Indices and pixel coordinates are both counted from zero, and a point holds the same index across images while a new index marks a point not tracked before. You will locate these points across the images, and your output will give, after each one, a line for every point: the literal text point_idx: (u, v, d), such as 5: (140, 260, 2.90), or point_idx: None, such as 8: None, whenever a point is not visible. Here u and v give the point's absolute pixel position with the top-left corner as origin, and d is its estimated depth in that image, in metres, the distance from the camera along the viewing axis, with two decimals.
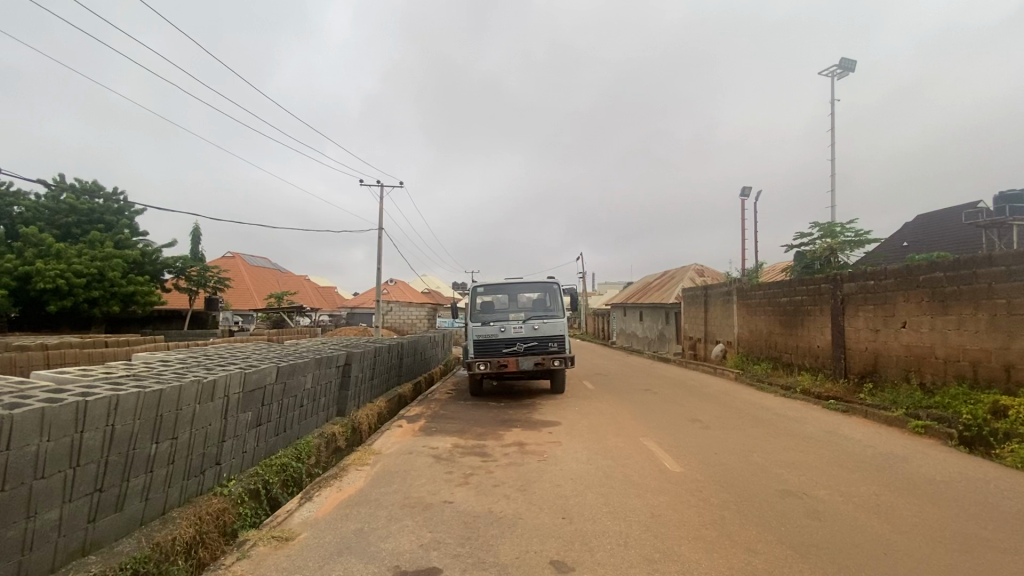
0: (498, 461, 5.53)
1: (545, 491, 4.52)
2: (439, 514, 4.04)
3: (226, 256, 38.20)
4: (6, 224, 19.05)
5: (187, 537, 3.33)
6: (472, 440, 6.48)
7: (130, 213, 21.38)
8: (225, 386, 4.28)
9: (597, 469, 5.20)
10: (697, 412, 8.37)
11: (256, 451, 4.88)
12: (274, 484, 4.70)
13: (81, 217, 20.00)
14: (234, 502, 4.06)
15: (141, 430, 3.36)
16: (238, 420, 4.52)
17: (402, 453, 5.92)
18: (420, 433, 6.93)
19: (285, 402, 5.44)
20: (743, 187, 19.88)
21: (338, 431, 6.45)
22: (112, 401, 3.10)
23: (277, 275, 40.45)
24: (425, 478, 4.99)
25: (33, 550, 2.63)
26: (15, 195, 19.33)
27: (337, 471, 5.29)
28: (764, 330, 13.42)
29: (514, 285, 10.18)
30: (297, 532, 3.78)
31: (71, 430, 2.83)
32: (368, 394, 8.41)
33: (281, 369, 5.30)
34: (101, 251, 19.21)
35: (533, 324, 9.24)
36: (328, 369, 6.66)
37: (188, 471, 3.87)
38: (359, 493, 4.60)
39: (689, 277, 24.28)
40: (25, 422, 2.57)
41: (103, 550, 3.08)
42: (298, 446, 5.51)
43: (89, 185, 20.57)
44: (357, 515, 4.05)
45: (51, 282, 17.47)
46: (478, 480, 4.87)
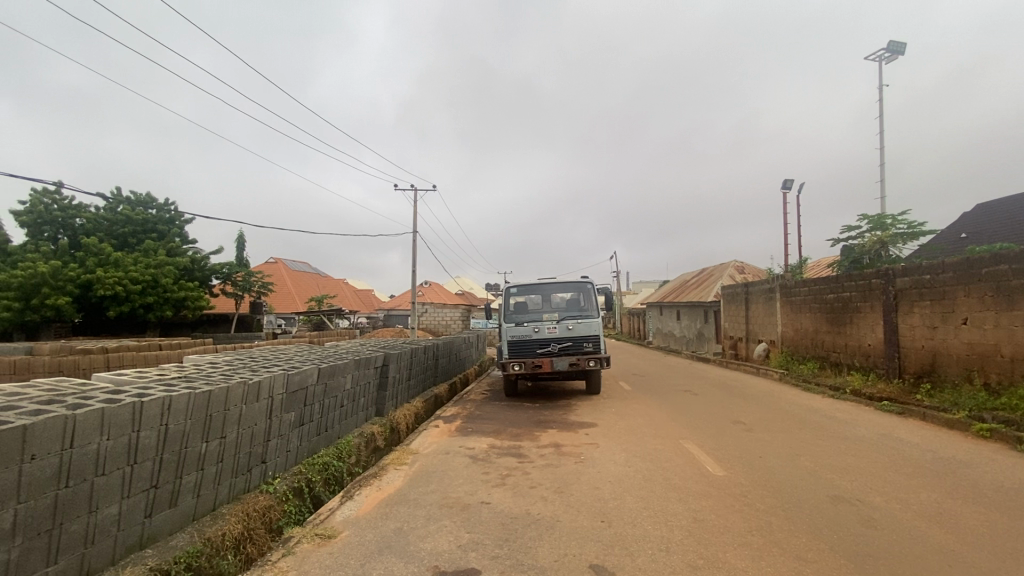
0: (535, 462, 5.51)
1: (584, 494, 4.47)
2: (476, 514, 4.05)
3: (269, 262, 39.72)
4: (68, 235, 20.32)
5: (236, 533, 3.46)
6: (508, 440, 6.48)
7: (180, 222, 22.52)
8: (270, 386, 4.42)
9: (636, 471, 5.10)
10: (739, 413, 8.11)
11: (299, 450, 5.03)
12: (317, 482, 4.83)
13: (136, 227, 21.18)
14: (279, 499, 4.20)
15: (193, 430, 3.50)
16: (282, 420, 4.66)
17: (439, 453, 5.97)
18: (456, 433, 6.99)
19: (326, 403, 5.57)
20: (785, 180, 19.15)
21: (377, 431, 6.57)
22: (165, 402, 3.24)
23: (316, 279, 41.67)
24: (462, 478, 5.01)
25: (95, 543, 2.78)
26: (76, 207, 20.56)
27: (377, 471, 5.38)
28: (809, 328, 12.88)
29: (547, 285, 10.13)
30: (339, 530, 3.85)
31: (128, 429, 2.97)
32: (405, 394, 8.55)
33: (323, 370, 5.44)
34: (154, 259, 20.25)
35: (567, 325, 9.16)
36: (367, 369, 6.80)
37: (235, 469, 4.01)
38: (398, 493, 4.66)
39: (728, 274, 23.59)
40: (87, 422, 2.72)
41: (159, 543, 3.23)
42: (339, 446, 5.64)
43: (143, 197, 21.76)
44: (397, 515, 4.10)
45: (110, 289, 18.57)
46: (515, 481, 4.86)
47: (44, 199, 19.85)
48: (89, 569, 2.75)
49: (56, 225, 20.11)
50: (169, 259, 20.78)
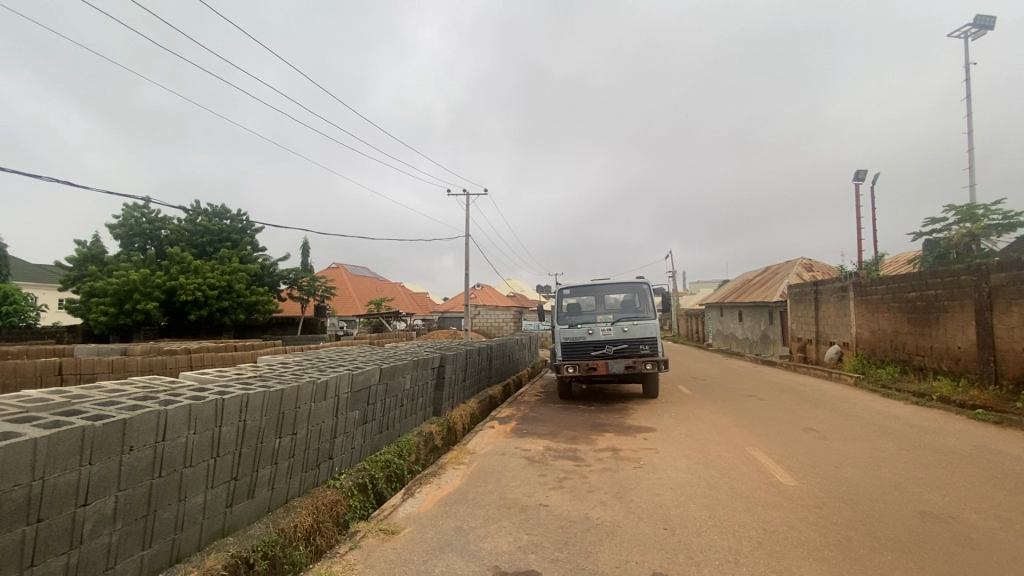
0: (592, 465, 5.43)
1: (644, 500, 4.35)
2: (535, 516, 4.04)
3: (332, 267, 41.65)
4: (155, 246, 22.16)
5: (306, 525, 3.65)
6: (564, 443, 6.44)
7: (251, 231, 24.02)
8: (336, 385, 4.62)
9: (699, 479, 4.91)
10: (811, 420, 7.64)
11: (363, 447, 5.22)
12: (380, 479, 4.99)
13: (213, 237, 22.81)
14: (346, 494, 4.38)
15: (268, 427, 3.72)
16: (347, 418, 4.86)
17: (496, 454, 6.02)
18: (512, 435, 7.02)
19: (387, 402, 5.76)
20: (858, 171, 17.92)
21: (435, 430, 6.70)
22: (243, 399, 3.45)
23: (374, 283, 43.24)
24: (520, 480, 5.02)
25: (183, 529, 3.01)
26: (161, 219, 22.40)
27: (436, 469, 5.49)
28: (888, 329, 11.94)
29: (601, 286, 9.98)
30: (402, 526, 3.97)
31: (212, 424, 3.20)
32: (461, 395, 8.69)
33: (384, 370, 5.62)
34: (229, 266, 21.73)
35: (622, 327, 8.97)
36: (424, 370, 6.96)
37: (305, 464, 4.22)
38: (457, 492, 4.74)
39: (795, 272, 22.34)
40: (176, 417, 2.94)
41: (239, 532, 3.45)
42: (400, 444, 5.81)
43: (218, 209, 23.37)
44: (456, 514, 4.16)
45: (191, 294, 20.08)
46: (572, 484, 4.81)
47: (135, 213, 21.77)
48: (179, 552, 2.99)
49: (145, 237, 22.00)
50: (242, 265, 22.26)
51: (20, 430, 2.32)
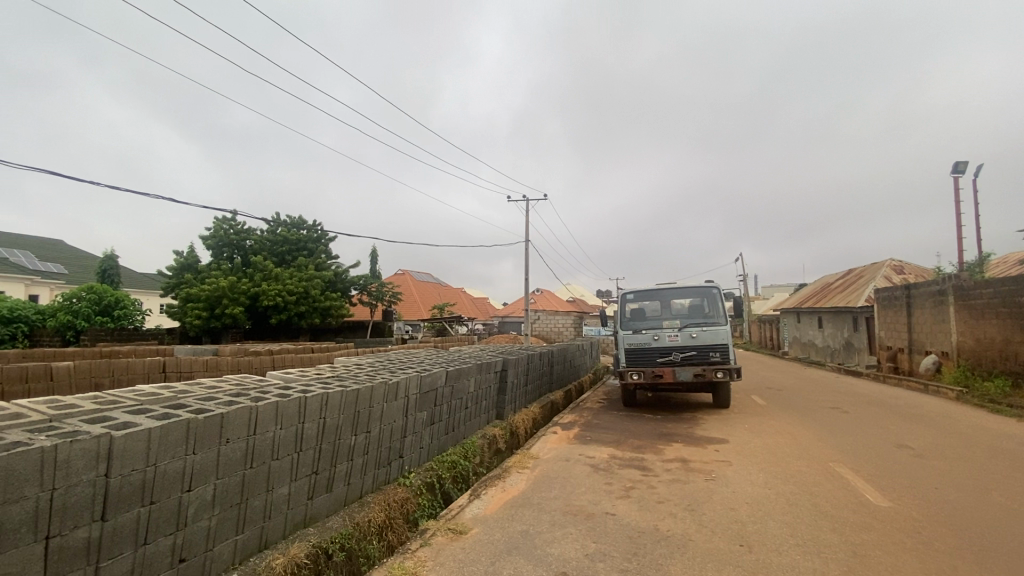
0: (660, 476, 5.26)
1: (718, 514, 4.16)
2: (602, 524, 3.98)
3: (398, 273, 43.29)
4: (241, 255, 24.00)
5: (379, 521, 3.81)
6: (630, 452, 6.28)
7: (326, 240, 25.42)
8: (406, 386, 4.78)
9: (777, 495, 4.61)
10: (906, 436, 6.97)
11: (430, 448, 5.36)
12: (446, 479, 5.11)
13: (291, 246, 24.35)
14: (415, 492, 4.52)
15: (345, 424, 3.92)
16: (416, 419, 5.02)
17: (559, 459, 5.98)
18: (575, 441, 6.96)
19: (453, 404, 5.89)
20: (958, 163, 16.23)
21: (499, 433, 6.78)
22: (322, 398, 3.66)
23: (438, 288, 44.47)
24: (585, 487, 4.95)
25: (271, 518, 3.24)
26: (246, 230, 24.20)
27: (501, 472, 5.54)
28: (997, 338, 10.68)
29: (667, 290, 9.69)
30: (469, 527, 4.04)
31: (296, 421, 3.42)
32: (523, 400, 8.73)
33: (450, 373, 5.75)
34: (305, 273, 23.13)
35: (690, 333, 8.66)
36: (488, 374, 7.06)
37: (378, 461, 4.40)
38: (522, 495, 4.76)
39: (883, 275, 20.57)
40: (265, 412, 3.17)
41: (318, 524, 3.65)
42: (465, 445, 5.92)
43: (296, 219, 24.91)
44: (522, 517, 4.19)
45: (272, 300, 21.60)
46: (640, 494, 4.68)
47: (225, 225, 23.65)
48: (267, 539, 3.21)
49: (233, 247, 23.87)
50: (317, 272, 23.63)
51: (137, 420, 2.59)
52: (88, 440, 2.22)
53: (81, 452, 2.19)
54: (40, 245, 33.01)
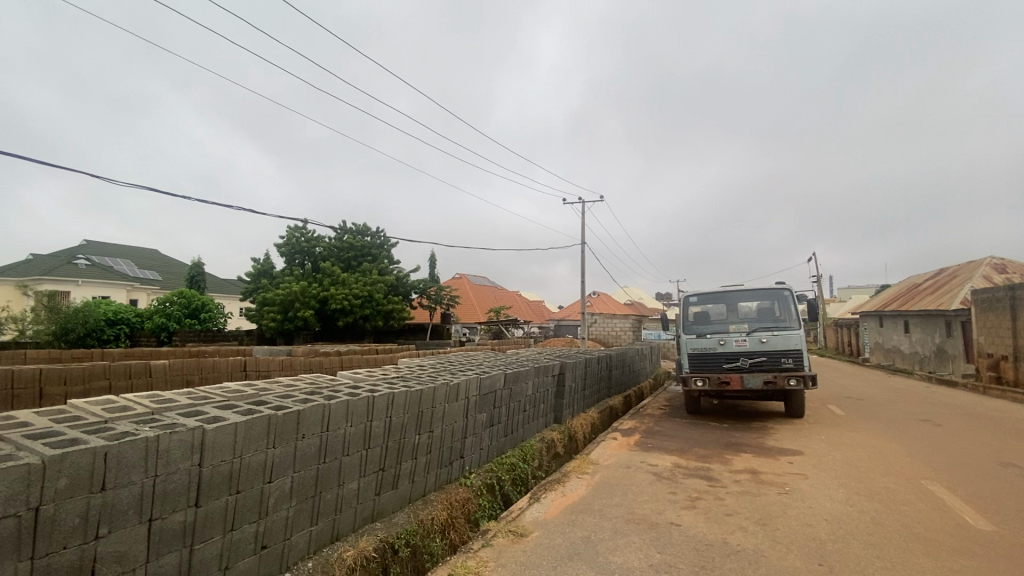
0: (728, 487, 5.03)
1: (793, 530, 3.91)
2: (666, 535, 3.85)
3: (456, 277, 44.17)
4: (312, 261, 25.38)
5: (442, 519, 3.91)
6: (695, 461, 6.05)
7: (388, 246, 26.38)
8: (466, 388, 4.86)
9: (861, 513, 4.28)
10: (1013, 454, 6.25)
11: (490, 449, 5.43)
12: (506, 481, 5.16)
13: (356, 253, 25.47)
14: (476, 493, 4.60)
15: (409, 424, 4.04)
16: (476, 420, 5.09)
17: (620, 466, 5.86)
18: (636, 447, 6.80)
19: (512, 406, 5.93)
20: None
21: (557, 437, 6.75)
22: (389, 398, 3.80)
23: (495, 292, 44.96)
24: (649, 496, 4.82)
25: (342, 511, 3.39)
26: (316, 238, 25.58)
27: (560, 476, 5.52)
28: None
29: (733, 293, 9.27)
30: (530, 530, 4.04)
31: (364, 419, 3.57)
32: (581, 404, 8.64)
33: (508, 375, 5.80)
34: (369, 278, 24.13)
35: (760, 337, 8.23)
36: (546, 377, 7.05)
37: (440, 461, 4.51)
38: (582, 501, 4.70)
39: (982, 274, 18.62)
40: (337, 410, 3.33)
41: (384, 519, 3.79)
42: (524, 448, 5.95)
43: (361, 227, 26.04)
44: (583, 523, 4.13)
45: (340, 304, 22.72)
46: (707, 506, 4.49)
47: (297, 233, 25.10)
48: (339, 531, 3.38)
49: (304, 254, 25.28)
50: (380, 277, 24.59)
51: (224, 415, 2.80)
52: (184, 432, 2.42)
53: (178, 443, 2.39)
54: (139, 254, 36.53)
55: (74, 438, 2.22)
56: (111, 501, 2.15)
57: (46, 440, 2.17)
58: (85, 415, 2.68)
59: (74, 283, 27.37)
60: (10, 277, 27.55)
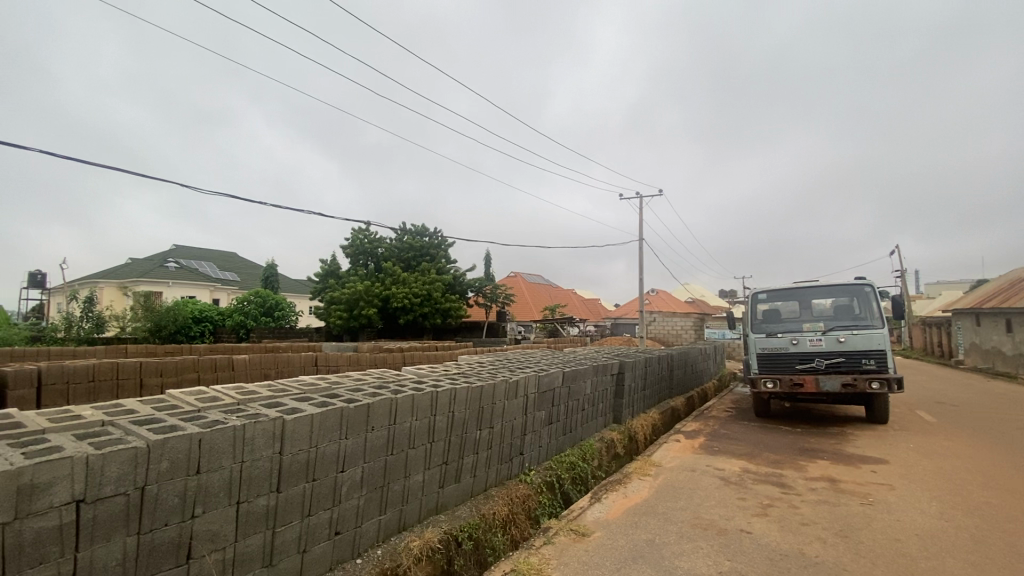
0: (803, 495, 4.74)
1: (880, 544, 3.62)
2: (736, 542, 3.69)
3: (511, 275, 44.45)
4: (374, 262, 26.37)
5: (503, 515, 3.95)
6: (765, 466, 5.76)
7: (446, 245, 26.95)
8: (525, 385, 4.88)
9: (958, 529, 3.90)
10: None
11: (549, 447, 5.42)
12: (566, 480, 5.14)
13: (416, 253, 26.20)
14: (536, 490, 4.62)
15: (471, 420, 4.11)
16: (535, 418, 5.10)
17: (685, 469, 5.66)
18: (701, 450, 6.56)
19: (570, 405, 5.89)
20: None
21: (617, 438, 6.64)
22: (451, 394, 3.88)
23: (551, 291, 44.83)
24: (715, 500, 4.63)
25: (408, 502, 3.51)
26: (378, 239, 26.53)
27: (621, 476, 5.42)
28: None
29: (806, 289, 8.72)
30: (592, 530, 4.00)
31: (429, 413, 3.66)
32: (641, 405, 8.44)
33: (566, 373, 5.76)
34: (428, 277, 24.78)
35: (837, 337, 7.71)
36: (604, 376, 6.94)
37: (501, 457, 4.56)
38: (645, 503, 4.60)
39: None
40: (403, 404, 3.43)
41: (448, 511, 3.89)
42: (583, 447, 5.90)
43: (420, 228, 26.75)
44: (647, 526, 4.03)
45: (401, 302, 23.48)
46: (780, 513, 4.25)
47: (361, 235, 26.17)
48: (406, 521, 3.50)
49: (367, 255, 26.32)
50: (439, 276, 25.18)
51: (301, 407, 2.97)
52: (267, 422, 2.60)
53: (261, 432, 2.56)
54: (220, 257, 39.52)
55: (172, 425, 2.43)
56: (205, 483, 2.34)
57: (151, 427, 2.38)
58: (181, 404, 2.93)
59: (166, 284, 30.03)
60: (113, 279, 30.61)
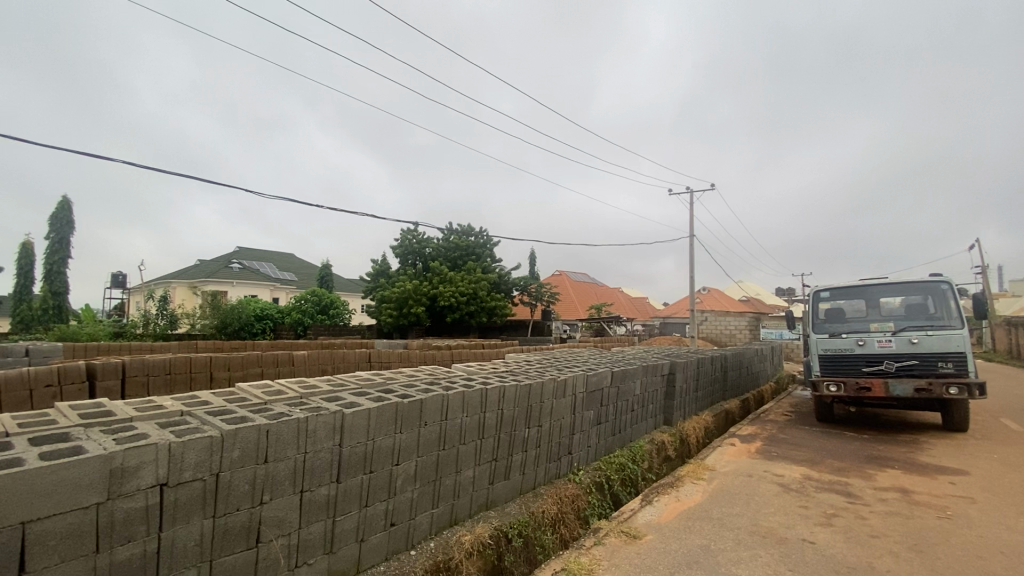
0: (871, 505, 4.46)
1: (959, 562, 3.36)
2: (798, 552, 3.53)
3: (556, 274, 44.32)
4: (422, 261, 26.94)
5: (553, 514, 3.95)
6: (829, 474, 5.46)
7: (491, 244, 27.16)
8: (574, 384, 4.85)
9: None
10: None
11: (598, 448, 5.37)
12: (616, 481, 5.07)
13: (462, 252, 26.56)
14: (585, 490, 4.59)
15: (520, 417, 4.14)
16: (584, 417, 5.06)
17: (741, 474, 5.46)
18: (758, 455, 6.30)
19: (619, 405, 5.80)
20: None
21: (668, 440, 6.48)
22: (500, 391, 3.91)
23: (597, 289, 44.29)
24: (775, 508, 4.43)
25: (459, 497, 3.57)
26: (426, 239, 27.08)
27: (673, 479, 5.29)
28: None
29: (874, 286, 8.18)
30: (643, 532, 3.92)
31: (478, 410, 3.71)
32: (693, 407, 8.20)
33: (615, 373, 5.68)
34: (475, 276, 25.04)
35: (909, 338, 7.20)
36: (655, 377, 6.79)
37: (549, 455, 4.55)
38: (699, 508, 4.47)
39: None
40: (453, 400, 3.48)
41: (498, 508, 3.93)
42: (633, 448, 5.80)
43: (466, 228, 27.10)
44: (702, 531, 3.92)
45: (448, 301, 23.88)
46: (846, 524, 4.02)
47: (409, 235, 26.81)
48: (457, 516, 3.56)
49: (415, 254, 26.94)
50: (484, 275, 25.42)
51: (359, 401, 3.08)
52: (328, 414, 2.72)
53: (323, 424, 2.68)
54: (279, 258, 41.61)
55: (243, 416, 2.58)
56: (272, 472, 2.47)
57: (223, 417, 2.55)
58: (249, 397, 3.11)
59: (231, 284, 31.95)
60: (184, 279, 32.88)
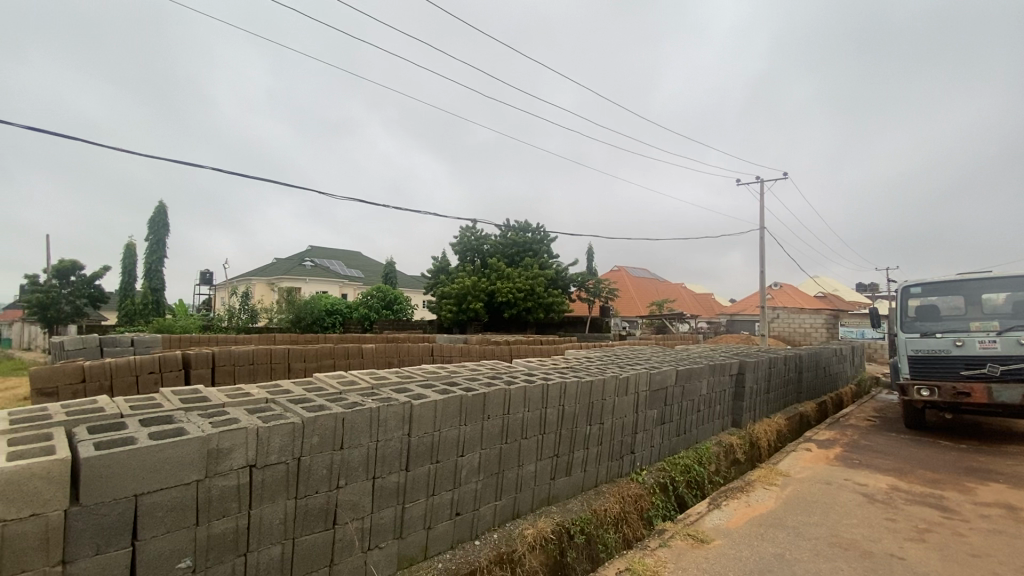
0: (970, 522, 4.06)
1: None
2: (884, 567, 3.27)
3: (615, 270, 43.54)
4: (480, 257, 27.31)
5: (615, 512, 3.90)
6: (920, 485, 5.01)
7: (548, 240, 27.07)
8: (636, 382, 4.75)
9: None
10: None
11: (662, 448, 5.23)
12: (680, 483, 4.94)
13: (519, 248, 26.68)
14: (648, 490, 4.50)
15: (581, 414, 4.11)
16: (646, 416, 4.95)
17: (819, 482, 5.14)
18: (838, 462, 5.90)
19: (684, 405, 5.61)
20: None
21: (736, 442, 6.20)
22: (562, 387, 3.91)
23: (658, 285, 43.12)
24: (858, 519, 4.13)
25: (521, 490, 3.61)
26: (484, 236, 27.40)
27: (743, 484, 5.06)
28: None
29: (974, 281, 7.37)
30: (711, 537, 3.79)
31: (540, 405, 3.73)
32: (764, 408, 7.79)
33: (680, 372, 5.49)
34: (532, 272, 25.09)
35: (1017, 338, 6.45)
36: (722, 376, 6.50)
37: (611, 453, 4.49)
38: (772, 514, 4.25)
39: None
40: (516, 394, 3.52)
41: (559, 503, 3.94)
42: (698, 450, 5.61)
43: (523, 224, 27.16)
44: (775, 539, 3.74)
45: (505, 297, 24.13)
46: (941, 541, 3.68)
47: (468, 232, 27.24)
48: (519, 509, 3.60)
49: (474, 251, 27.35)
50: (541, 271, 25.41)
51: (426, 393, 3.19)
52: (397, 405, 2.83)
53: (393, 414, 2.79)
54: (346, 255, 43.69)
55: (321, 404, 2.75)
56: (347, 458, 2.61)
57: (304, 405, 2.72)
58: (325, 386, 3.30)
59: (303, 280, 33.95)
60: (263, 276, 35.29)
